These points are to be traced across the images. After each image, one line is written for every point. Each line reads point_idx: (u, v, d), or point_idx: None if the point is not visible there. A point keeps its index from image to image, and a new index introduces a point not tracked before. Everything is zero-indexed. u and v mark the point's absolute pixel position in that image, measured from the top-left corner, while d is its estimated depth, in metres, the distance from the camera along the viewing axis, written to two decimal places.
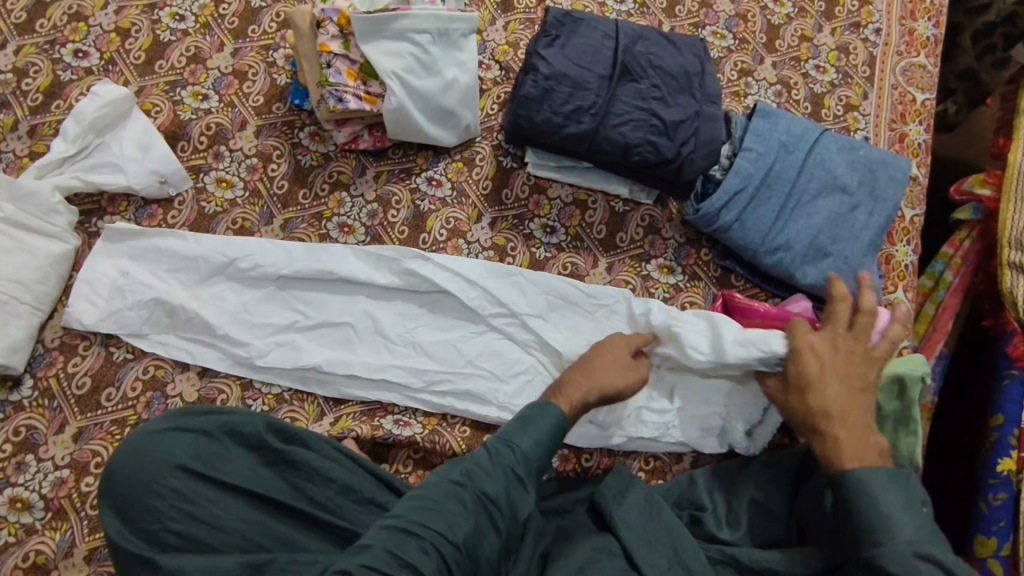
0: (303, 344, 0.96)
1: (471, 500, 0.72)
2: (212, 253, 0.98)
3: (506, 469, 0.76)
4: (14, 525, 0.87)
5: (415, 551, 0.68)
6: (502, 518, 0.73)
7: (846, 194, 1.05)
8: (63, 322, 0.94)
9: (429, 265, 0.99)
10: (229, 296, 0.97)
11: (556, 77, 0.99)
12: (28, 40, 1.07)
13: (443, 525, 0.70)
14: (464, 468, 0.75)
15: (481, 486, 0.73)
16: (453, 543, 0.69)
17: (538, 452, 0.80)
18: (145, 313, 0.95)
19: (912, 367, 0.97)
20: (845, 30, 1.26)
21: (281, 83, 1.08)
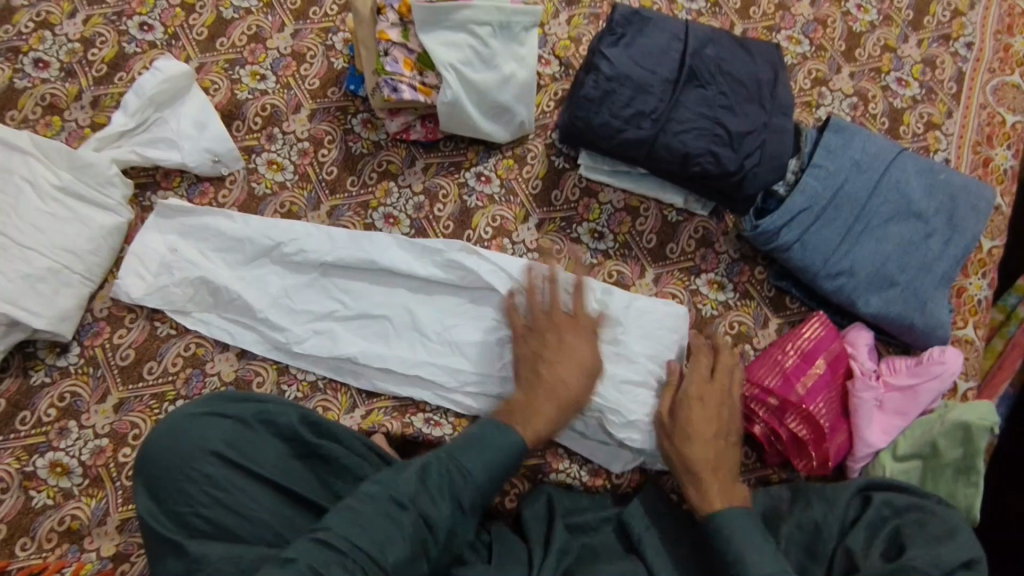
0: (339, 333, 0.96)
1: (410, 524, 0.72)
2: (259, 235, 0.98)
3: (452, 494, 0.75)
4: (53, 488, 0.90)
5: (340, 570, 0.67)
6: (437, 543, 0.73)
7: (921, 221, 0.97)
8: (115, 293, 0.96)
9: (474, 258, 0.97)
10: (271, 279, 0.97)
11: (618, 79, 0.94)
12: (97, 11, 1.08)
13: (376, 548, 0.69)
14: (411, 490, 0.74)
15: (424, 511, 0.73)
16: (381, 569, 0.68)
17: (488, 480, 0.79)
18: (190, 291, 0.96)
19: (981, 415, 0.89)
20: (933, 42, 1.18)
21: (338, 67, 1.07)
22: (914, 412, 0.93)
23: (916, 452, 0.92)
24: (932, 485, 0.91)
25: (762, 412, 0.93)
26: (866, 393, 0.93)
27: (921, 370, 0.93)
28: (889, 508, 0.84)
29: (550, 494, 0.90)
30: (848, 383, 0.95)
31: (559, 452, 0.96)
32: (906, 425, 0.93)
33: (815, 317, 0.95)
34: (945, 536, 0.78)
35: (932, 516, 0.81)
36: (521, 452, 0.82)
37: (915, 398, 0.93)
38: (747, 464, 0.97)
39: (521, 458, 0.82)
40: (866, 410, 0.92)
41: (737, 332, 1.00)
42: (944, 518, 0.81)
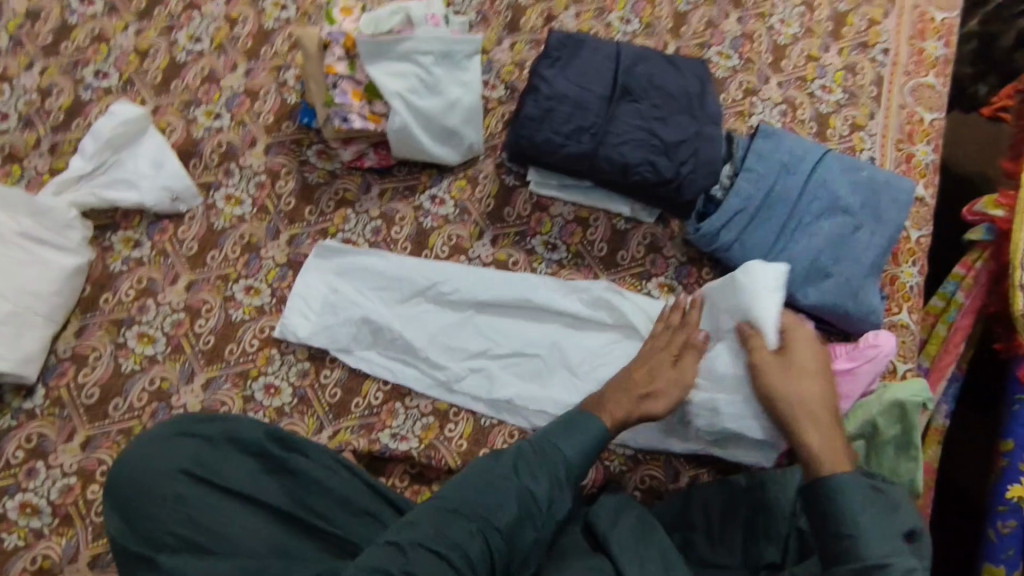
0: (495, 373, 0.99)
1: (517, 492, 0.80)
2: (414, 276, 1.02)
3: (550, 469, 0.83)
4: (23, 530, 0.90)
5: (462, 532, 0.77)
6: (540, 514, 0.81)
7: (848, 215, 1.04)
8: (276, 332, 0.99)
9: (620, 297, 1.00)
10: (428, 318, 1.01)
11: (556, 98, 1.00)
12: (52, 61, 1.11)
13: (490, 513, 0.78)
14: (512, 463, 0.82)
15: (524, 483, 0.81)
16: (497, 530, 0.78)
17: (582, 457, 0.85)
18: (354, 330, 1.00)
19: (915, 392, 0.95)
20: (852, 51, 1.26)
21: (292, 102, 1.11)
22: (856, 393, 0.97)
23: (859, 433, 0.97)
24: (875, 463, 0.96)
25: None
26: None
27: (858, 354, 0.98)
28: None
29: None
30: None
31: None
32: (850, 406, 0.97)
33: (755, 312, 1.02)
34: (887, 511, 0.82)
35: (875, 490, 0.85)
36: (607, 438, 0.87)
37: (855, 380, 0.97)
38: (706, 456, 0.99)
39: (607, 443, 0.87)
40: None
41: None
42: (886, 491, 0.85)
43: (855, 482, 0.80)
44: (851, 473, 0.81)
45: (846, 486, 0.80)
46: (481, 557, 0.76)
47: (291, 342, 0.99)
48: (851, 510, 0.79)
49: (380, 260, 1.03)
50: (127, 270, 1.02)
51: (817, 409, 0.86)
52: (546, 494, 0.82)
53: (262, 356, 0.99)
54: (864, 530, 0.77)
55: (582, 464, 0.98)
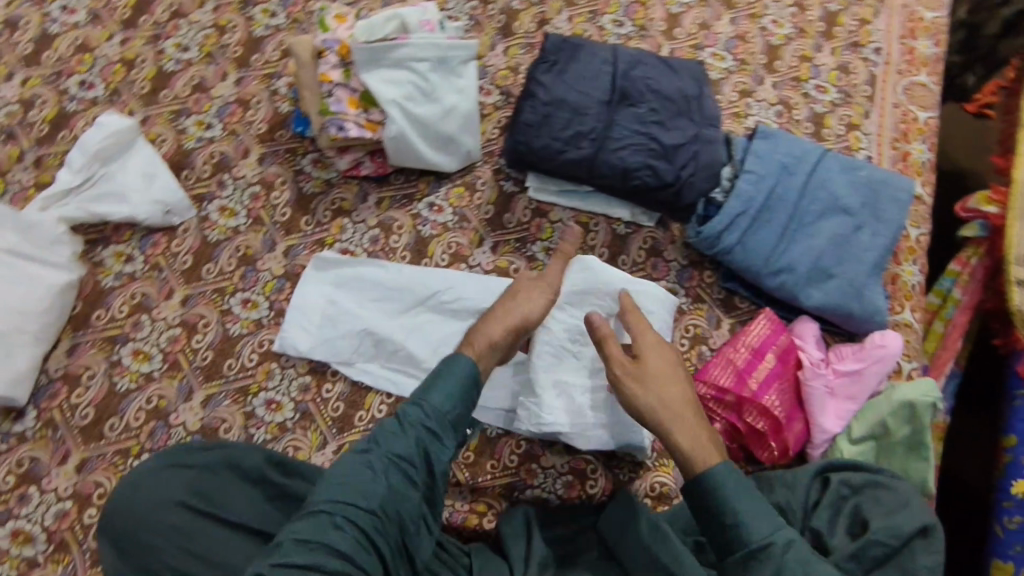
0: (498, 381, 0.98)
1: (379, 464, 0.76)
2: (416, 285, 1.01)
3: (412, 430, 0.78)
4: (16, 558, 0.87)
5: (329, 523, 0.72)
6: (416, 476, 0.77)
7: (848, 215, 1.04)
8: (276, 345, 0.97)
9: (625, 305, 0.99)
10: (429, 327, 1.00)
11: (554, 103, 1.00)
12: (35, 72, 1.09)
13: (354, 496, 0.73)
14: (370, 437, 0.78)
15: (388, 449, 0.77)
16: (367, 510, 0.73)
17: (451, 404, 0.80)
18: (355, 342, 0.98)
19: (923, 392, 0.95)
20: (845, 50, 1.27)
21: (284, 111, 1.09)
22: (863, 395, 0.98)
23: (869, 434, 0.96)
24: (886, 462, 0.96)
25: (720, 409, 0.97)
26: (815, 383, 0.98)
27: (864, 355, 0.98)
28: (848, 487, 0.87)
29: (526, 512, 0.91)
30: (799, 373, 1.00)
31: (533, 468, 0.96)
32: (858, 408, 0.98)
33: (762, 315, 1.01)
34: (899, 507, 0.83)
35: (885, 488, 0.86)
36: (479, 376, 0.84)
37: (862, 381, 0.98)
38: None
39: (480, 380, 0.84)
40: (818, 399, 0.97)
41: (694, 335, 1.04)
42: (897, 492, 0.85)
43: (727, 471, 0.79)
44: (726, 465, 0.79)
45: (719, 477, 0.78)
46: (356, 544, 0.71)
47: (290, 356, 0.97)
48: (727, 501, 0.77)
49: (380, 271, 1.01)
50: (118, 286, 0.99)
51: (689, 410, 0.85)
52: (416, 456, 0.77)
53: (262, 371, 0.97)
54: (751, 518, 0.75)
55: (594, 473, 0.96)
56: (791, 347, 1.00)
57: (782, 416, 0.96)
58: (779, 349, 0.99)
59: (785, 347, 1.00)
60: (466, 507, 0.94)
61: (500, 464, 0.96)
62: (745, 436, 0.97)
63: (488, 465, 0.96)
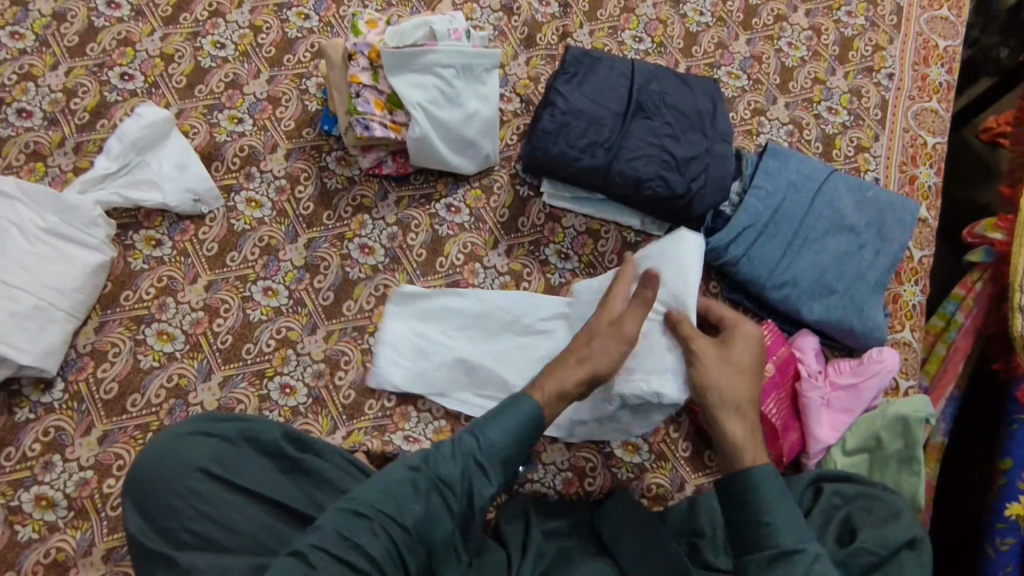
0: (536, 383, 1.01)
1: (424, 483, 0.77)
2: (493, 310, 1.03)
3: (463, 455, 0.79)
4: (38, 522, 0.91)
5: (364, 531, 0.73)
6: (455, 501, 0.78)
7: (853, 234, 1.07)
8: (376, 381, 0.99)
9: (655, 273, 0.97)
10: (514, 353, 1.02)
11: (572, 113, 1.03)
12: (78, 63, 1.14)
13: (395, 508, 0.75)
14: (423, 455, 0.80)
15: (434, 472, 0.78)
16: (403, 526, 0.75)
17: (507, 441, 0.81)
18: (449, 373, 1.01)
19: (917, 408, 0.98)
20: (858, 74, 1.30)
21: (312, 110, 1.14)
22: (858, 409, 1.00)
23: (863, 446, 0.99)
24: (879, 476, 0.98)
25: None
26: (812, 393, 1.00)
27: (862, 369, 1.01)
28: (839, 497, 0.90)
29: (526, 504, 0.94)
30: (797, 385, 1.02)
31: (534, 463, 0.99)
32: (852, 421, 1.00)
33: (764, 325, 1.04)
34: (890, 519, 0.86)
35: (876, 499, 0.89)
36: (541, 416, 0.84)
37: (858, 396, 1.00)
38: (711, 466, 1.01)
39: (542, 421, 0.84)
40: (815, 409, 1.00)
41: None
42: (888, 503, 0.88)
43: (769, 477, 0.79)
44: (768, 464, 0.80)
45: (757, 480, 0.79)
46: (385, 554, 0.74)
47: (306, 344, 1.02)
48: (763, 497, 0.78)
49: (460, 300, 1.03)
50: (147, 269, 1.04)
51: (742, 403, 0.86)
52: (460, 481, 0.78)
53: (278, 357, 1.01)
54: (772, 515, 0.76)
55: (593, 470, 1.00)
56: (790, 358, 1.03)
57: (779, 424, 0.99)
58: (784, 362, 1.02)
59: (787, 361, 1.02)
60: None
61: None
62: None
63: None
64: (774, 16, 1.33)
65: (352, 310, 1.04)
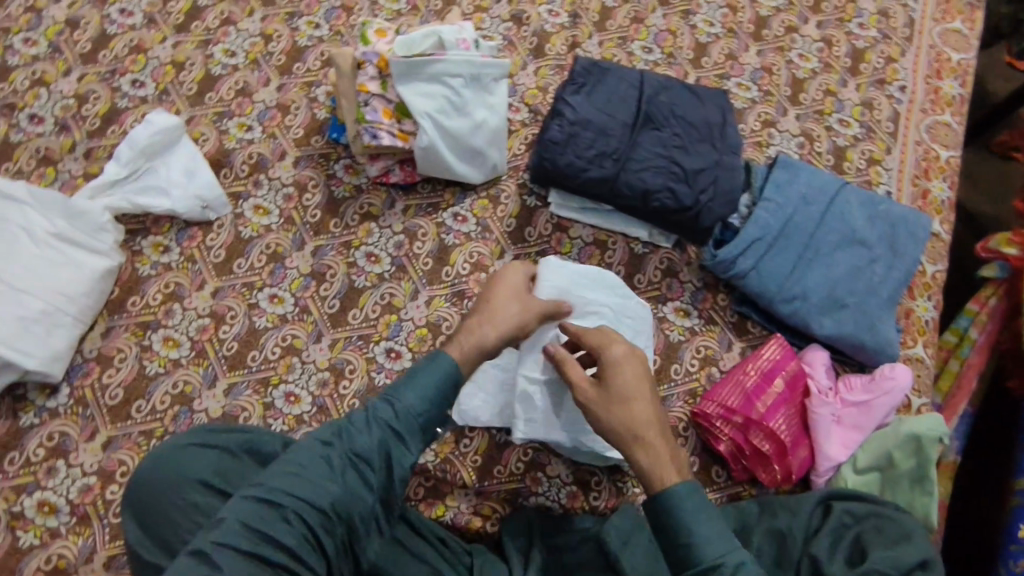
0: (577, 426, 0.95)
1: (337, 459, 0.73)
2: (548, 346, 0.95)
3: (376, 425, 0.76)
4: (41, 527, 0.90)
5: (276, 519, 0.69)
6: (374, 475, 0.74)
7: (864, 248, 1.06)
8: (458, 419, 0.97)
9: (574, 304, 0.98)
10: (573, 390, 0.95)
11: (580, 123, 1.03)
12: (91, 69, 1.15)
13: (307, 490, 0.71)
14: (334, 429, 0.76)
15: (345, 448, 0.74)
16: (317, 508, 0.70)
17: (423, 406, 0.78)
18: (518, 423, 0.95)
19: (930, 426, 0.96)
20: (869, 87, 1.29)
21: (321, 117, 1.14)
22: (870, 426, 0.98)
23: (874, 465, 0.97)
24: (891, 496, 0.96)
25: (728, 429, 0.98)
26: (822, 410, 0.99)
27: (874, 386, 0.99)
28: (850, 516, 0.88)
29: (531, 520, 0.93)
30: (807, 401, 1.01)
31: (539, 475, 0.98)
32: (863, 438, 0.99)
33: (774, 339, 1.03)
34: (901, 540, 0.84)
35: (886, 520, 0.87)
36: (458, 371, 0.82)
37: (869, 413, 0.99)
38: (718, 482, 1.00)
39: (460, 376, 0.82)
40: (824, 426, 0.98)
41: (704, 356, 1.06)
42: (899, 523, 0.86)
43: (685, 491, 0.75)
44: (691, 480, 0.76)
45: (677, 498, 0.74)
46: (301, 541, 0.69)
47: (312, 352, 1.01)
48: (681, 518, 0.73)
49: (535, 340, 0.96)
50: (154, 275, 1.04)
51: (643, 429, 0.81)
52: (375, 453, 0.74)
53: (283, 365, 1.00)
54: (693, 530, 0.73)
55: (598, 484, 0.99)
56: (799, 373, 1.02)
57: (788, 440, 0.97)
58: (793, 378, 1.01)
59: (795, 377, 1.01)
60: (470, 510, 0.96)
61: (505, 471, 0.98)
62: (751, 457, 0.98)
63: (495, 470, 0.98)
64: (785, 28, 1.32)
65: (357, 319, 1.04)
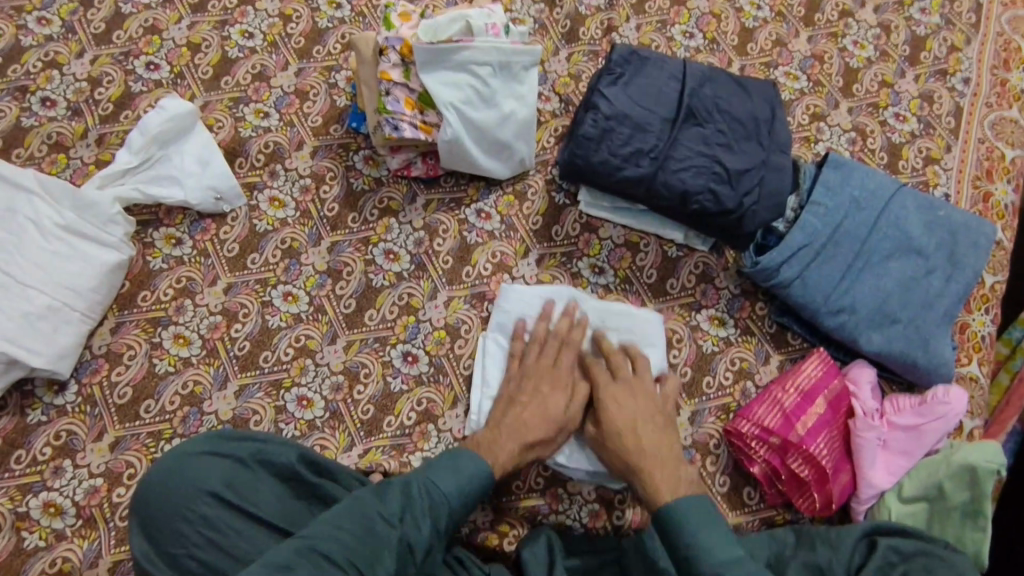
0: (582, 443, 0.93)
1: (397, 544, 0.75)
2: None
3: (435, 516, 0.79)
4: (46, 529, 0.88)
5: None
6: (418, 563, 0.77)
7: (920, 257, 0.98)
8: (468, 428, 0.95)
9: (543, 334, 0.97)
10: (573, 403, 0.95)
11: (616, 117, 0.95)
12: (104, 50, 1.10)
13: (363, 569, 0.72)
14: (399, 511, 0.77)
15: (408, 533, 0.76)
16: None
17: (469, 501, 0.82)
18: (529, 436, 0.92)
19: (988, 457, 0.88)
20: (930, 78, 1.19)
21: (341, 105, 1.09)
22: (919, 452, 0.92)
23: (923, 494, 0.90)
24: (939, 528, 0.89)
25: (764, 451, 0.92)
26: (868, 434, 0.92)
27: (926, 410, 0.92)
28: (896, 553, 0.81)
29: (550, 536, 0.88)
30: (850, 422, 0.94)
31: (559, 492, 0.93)
32: (911, 464, 0.92)
33: (815, 354, 0.96)
34: None
35: (937, 557, 0.80)
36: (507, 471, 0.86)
37: (920, 437, 0.92)
38: (749, 504, 0.94)
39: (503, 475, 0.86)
40: (870, 450, 0.91)
41: (739, 369, 0.99)
42: (951, 562, 0.79)
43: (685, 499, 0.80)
44: (692, 495, 0.80)
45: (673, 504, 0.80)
46: None
47: (326, 354, 0.97)
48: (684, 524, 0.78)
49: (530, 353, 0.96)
50: (166, 269, 1.00)
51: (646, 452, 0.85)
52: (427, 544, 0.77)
53: (296, 367, 0.96)
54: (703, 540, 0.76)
55: (621, 503, 0.94)
56: (843, 392, 0.95)
57: (830, 466, 0.91)
58: (836, 396, 0.94)
59: (839, 395, 0.95)
60: (487, 526, 0.91)
61: (524, 486, 0.93)
62: (788, 481, 0.92)
63: (513, 486, 0.93)
64: (839, 12, 1.22)
65: (373, 320, 0.99)
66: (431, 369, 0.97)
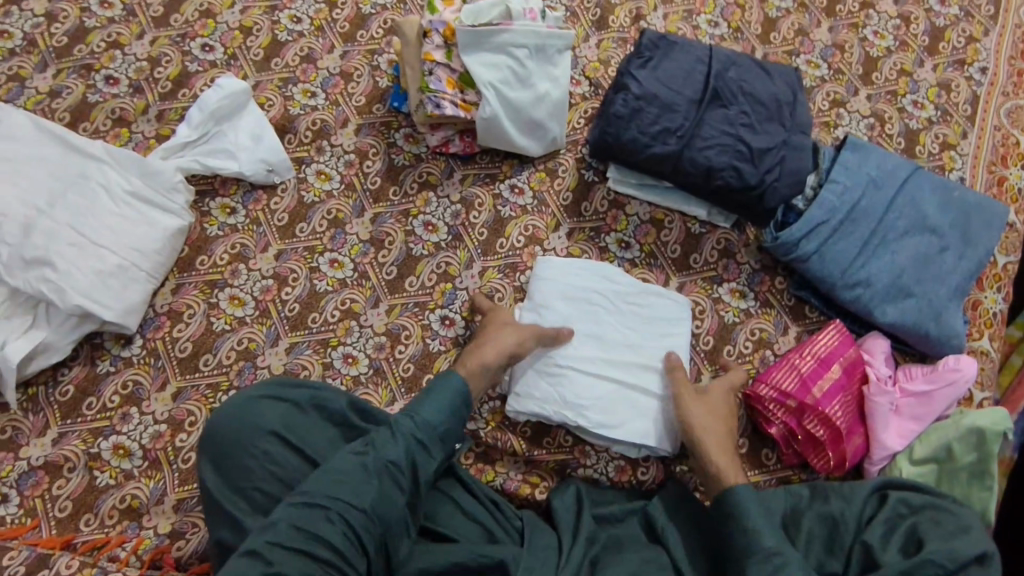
0: (607, 404, 0.97)
1: (373, 467, 0.79)
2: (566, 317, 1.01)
3: (405, 435, 0.82)
4: (116, 469, 0.96)
5: (319, 523, 0.74)
6: (405, 479, 0.80)
7: (935, 235, 1.02)
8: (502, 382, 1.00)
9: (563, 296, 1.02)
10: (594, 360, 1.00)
11: (645, 98, 1.01)
12: (163, 33, 1.18)
13: (350, 495, 0.76)
14: (368, 442, 0.81)
15: (382, 455, 0.80)
16: (361, 510, 0.76)
17: (441, 417, 0.85)
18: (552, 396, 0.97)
19: (995, 421, 0.93)
20: (948, 67, 1.23)
21: (383, 86, 1.15)
22: (930, 418, 0.97)
23: (933, 457, 0.95)
24: (947, 488, 0.94)
25: (781, 413, 0.97)
26: (882, 398, 0.97)
27: (937, 377, 0.97)
28: (906, 506, 0.87)
29: (579, 487, 0.95)
30: (864, 388, 0.99)
31: (587, 449, 1.00)
32: (923, 429, 0.97)
33: (832, 325, 1.01)
34: (959, 532, 0.82)
35: (946, 512, 0.85)
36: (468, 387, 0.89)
37: (930, 403, 0.97)
38: (767, 465, 1.00)
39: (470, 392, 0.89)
40: (883, 414, 0.97)
41: (758, 339, 1.04)
42: (958, 516, 0.84)
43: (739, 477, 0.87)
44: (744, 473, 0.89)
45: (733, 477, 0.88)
46: (347, 542, 0.74)
47: (370, 316, 1.04)
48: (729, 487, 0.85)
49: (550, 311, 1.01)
50: (222, 236, 1.07)
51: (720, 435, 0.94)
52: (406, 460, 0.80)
53: (342, 327, 1.03)
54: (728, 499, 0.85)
55: (645, 461, 1.00)
56: (858, 360, 1.00)
57: (844, 428, 0.96)
58: (858, 368, 1.00)
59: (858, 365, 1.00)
60: (519, 477, 0.97)
61: (554, 442, 1.00)
62: (804, 442, 0.97)
63: (543, 442, 0.99)
64: (860, 4, 1.27)
65: (414, 286, 1.05)
66: (467, 332, 1.04)
